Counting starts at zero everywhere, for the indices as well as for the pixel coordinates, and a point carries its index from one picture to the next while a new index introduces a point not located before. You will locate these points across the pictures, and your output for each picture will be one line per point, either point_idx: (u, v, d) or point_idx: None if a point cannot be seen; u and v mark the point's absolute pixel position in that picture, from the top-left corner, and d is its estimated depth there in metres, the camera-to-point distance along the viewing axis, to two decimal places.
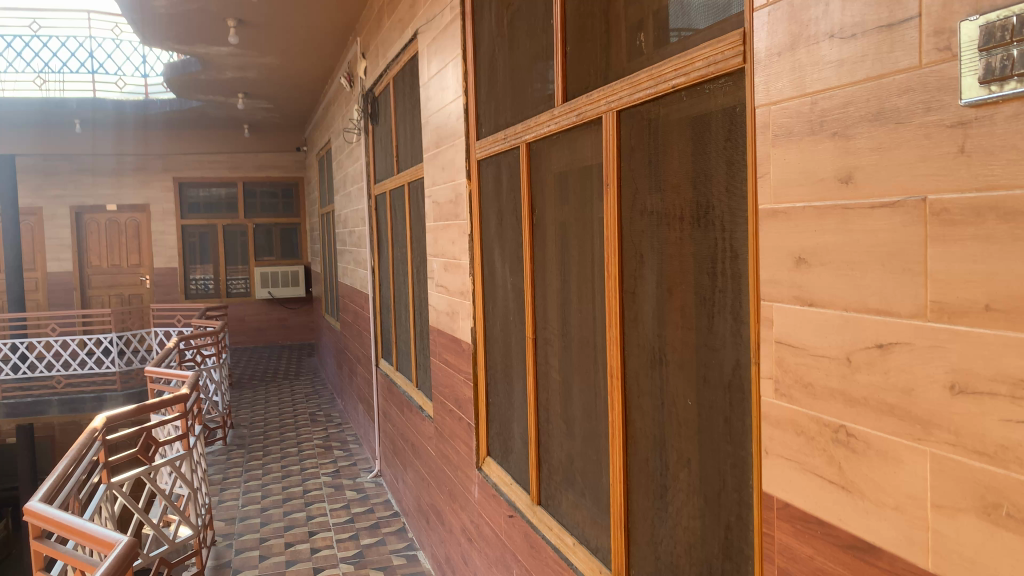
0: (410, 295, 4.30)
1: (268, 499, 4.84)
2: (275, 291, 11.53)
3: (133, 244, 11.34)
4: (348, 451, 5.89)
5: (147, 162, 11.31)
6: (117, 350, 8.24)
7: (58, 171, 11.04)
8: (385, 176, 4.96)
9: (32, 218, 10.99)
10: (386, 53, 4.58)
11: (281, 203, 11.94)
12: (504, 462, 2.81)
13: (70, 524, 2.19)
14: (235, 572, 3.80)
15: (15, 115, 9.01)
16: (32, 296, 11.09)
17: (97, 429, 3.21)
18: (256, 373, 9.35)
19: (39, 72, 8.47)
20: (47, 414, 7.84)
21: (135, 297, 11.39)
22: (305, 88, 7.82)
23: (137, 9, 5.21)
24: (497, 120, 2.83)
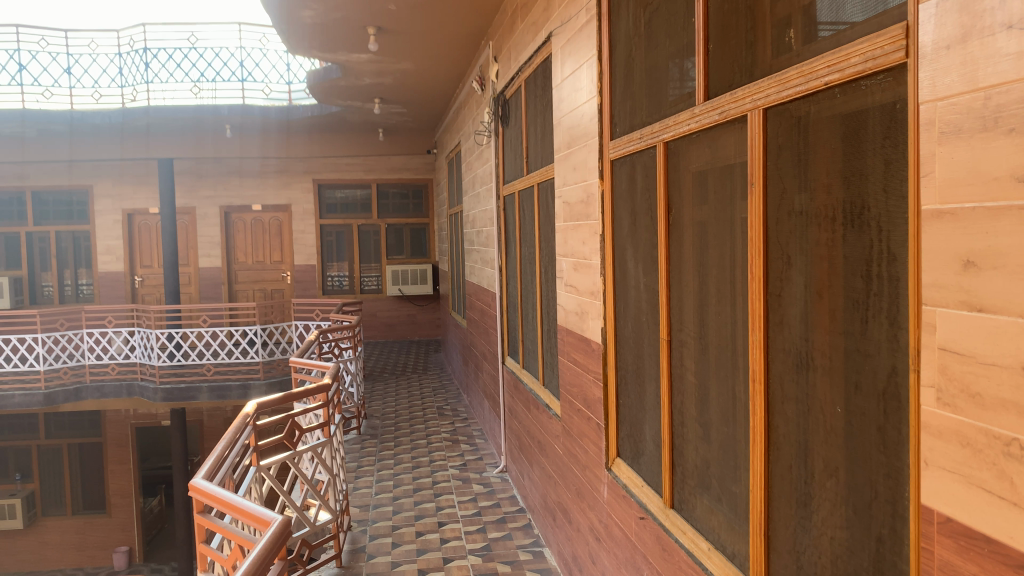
0: (538, 295, 4.36)
1: (399, 488, 5.03)
2: (405, 288, 11.96)
3: (276, 242, 12.00)
4: (475, 445, 6.02)
5: (289, 164, 11.89)
6: (261, 342, 8.76)
7: (209, 173, 11.79)
8: (515, 176, 5.04)
9: (187, 217, 11.80)
10: (519, 57, 4.66)
11: (412, 204, 12.32)
12: (636, 463, 2.81)
13: (229, 502, 2.36)
14: (369, 557, 3.97)
15: (173, 123, 9.65)
16: (186, 290, 11.92)
17: (249, 414, 3.43)
18: (387, 367, 9.71)
19: (196, 82, 9.17)
20: (198, 399, 8.43)
21: (277, 292, 12.06)
22: (436, 92, 8.05)
23: (286, 19, 5.52)
24: (632, 120, 2.82)
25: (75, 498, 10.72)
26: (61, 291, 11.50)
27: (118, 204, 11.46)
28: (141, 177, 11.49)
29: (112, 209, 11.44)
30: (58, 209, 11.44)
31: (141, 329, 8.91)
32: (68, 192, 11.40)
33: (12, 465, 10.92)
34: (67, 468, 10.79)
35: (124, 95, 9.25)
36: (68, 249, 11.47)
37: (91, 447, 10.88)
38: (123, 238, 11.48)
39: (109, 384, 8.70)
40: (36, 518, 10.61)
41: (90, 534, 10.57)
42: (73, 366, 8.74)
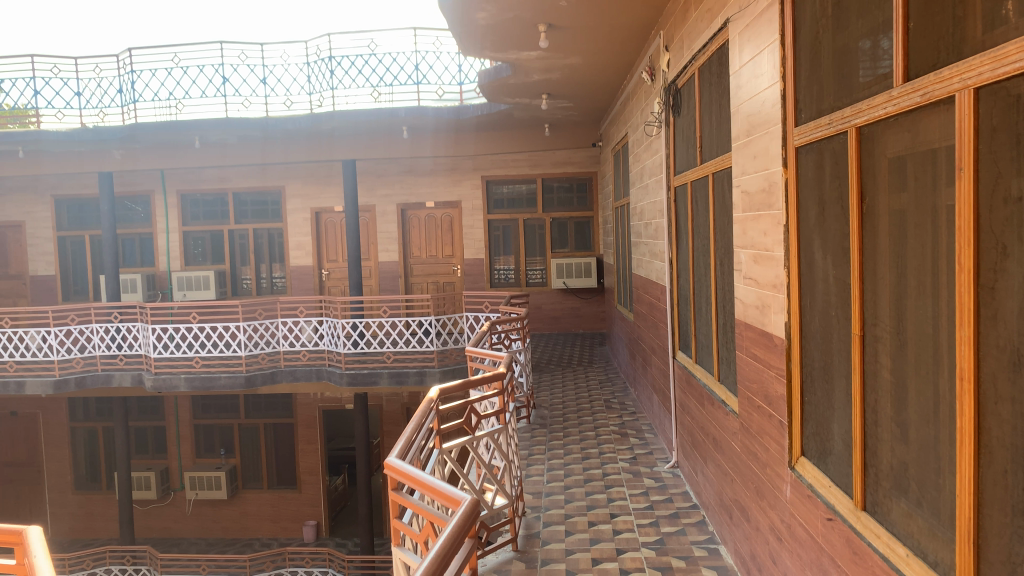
0: (712, 287, 4.27)
1: (570, 478, 5.11)
2: (570, 282, 12.05)
3: (447, 237, 12.47)
4: (644, 439, 6.00)
5: (459, 162, 12.31)
6: (435, 331, 9.19)
7: (387, 172, 12.39)
8: (687, 167, 4.96)
9: (367, 215, 12.51)
10: (692, 45, 4.57)
11: (576, 197, 12.36)
12: (822, 463, 2.71)
13: (422, 481, 2.51)
14: (544, 543, 4.07)
15: (355, 128, 10.20)
16: (367, 283, 12.65)
17: (433, 399, 3.62)
18: (554, 358, 9.85)
19: (375, 86, 9.73)
20: (379, 384, 9.02)
21: (448, 285, 12.54)
22: (603, 85, 8.05)
23: (461, 22, 5.73)
24: (820, 105, 2.70)
25: (270, 473, 11.73)
26: (257, 284, 12.55)
27: (307, 203, 12.36)
28: (326, 178, 12.29)
29: (302, 208, 12.35)
30: (255, 208, 12.51)
31: (328, 318, 9.56)
32: (263, 192, 12.43)
33: (217, 440, 11.91)
34: (263, 445, 11.77)
35: (312, 101, 9.99)
36: (264, 245, 12.50)
37: (283, 427, 11.79)
38: (311, 235, 12.36)
39: (300, 368, 9.46)
40: (238, 490, 11.68)
41: (283, 507, 11.53)
42: (269, 352, 9.52)
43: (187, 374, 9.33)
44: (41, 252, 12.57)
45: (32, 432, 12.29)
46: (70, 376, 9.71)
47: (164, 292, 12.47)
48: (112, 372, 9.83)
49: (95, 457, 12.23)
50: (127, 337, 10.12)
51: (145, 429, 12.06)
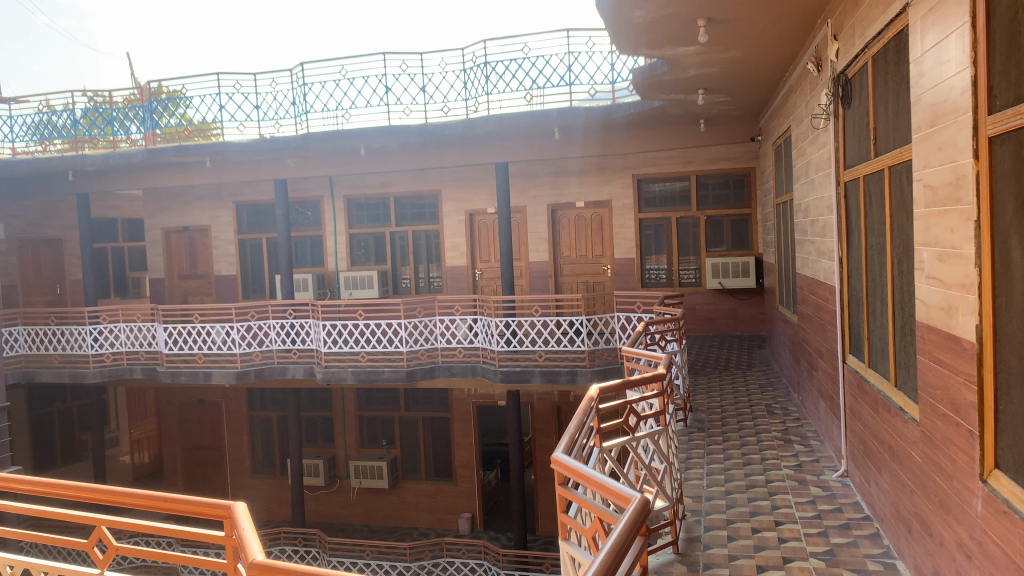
0: (888, 286, 4.04)
1: (731, 483, 4.99)
2: (725, 282, 11.72)
3: (598, 237, 12.46)
4: (810, 447, 5.76)
5: (609, 162, 12.25)
6: (587, 331, 9.22)
7: (538, 173, 12.54)
8: (859, 161, 4.71)
9: (519, 216, 12.74)
10: (865, 31, 4.34)
11: (733, 194, 12.00)
12: (1020, 478, 2.50)
13: (591, 477, 2.55)
14: (706, 547, 4.00)
15: (508, 130, 10.40)
16: (518, 282, 12.86)
17: (593, 398, 3.65)
18: (710, 361, 9.63)
19: (528, 90, 9.88)
20: (531, 382, 9.21)
21: (598, 285, 12.54)
22: (763, 77, 7.77)
23: (618, 21, 5.74)
24: (1018, 91, 2.50)
25: (428, 465, 12.20)
26: (416, 283, 13.09)
27: (462, 205, 12.72)
28: (480, 180, 12.60)
29: (457, 210, 12.73)
30: (414, 211, 13.04)
31: (482, 316, 9.82)
32: (421, 196, 12.94)
33: (379, 432, 12.49)
34: (422, 438, 12.23)
35: (468, 106, 10.28)
36: (422, 247, 13.02)
37: (440, 421, 12.20)
38: (465, 236, 12.73)
39: (457, 364, 9.82)
40: (397, 479, 12.24)
41: (440, 498, 11.99)
42: (428, 348, 9.95)
43: (354, 368, 9.93)
44: (224, 254, 13.69)
45: (216, 419, 13.43)
46: (251, 367, 10.55)
47: (332, 290, 13.27)
48: (287, 364, 10.60)
49: (270, 444, 13.19)
50: (299, 333, 10.85)
51: (314, 420, 12.84)
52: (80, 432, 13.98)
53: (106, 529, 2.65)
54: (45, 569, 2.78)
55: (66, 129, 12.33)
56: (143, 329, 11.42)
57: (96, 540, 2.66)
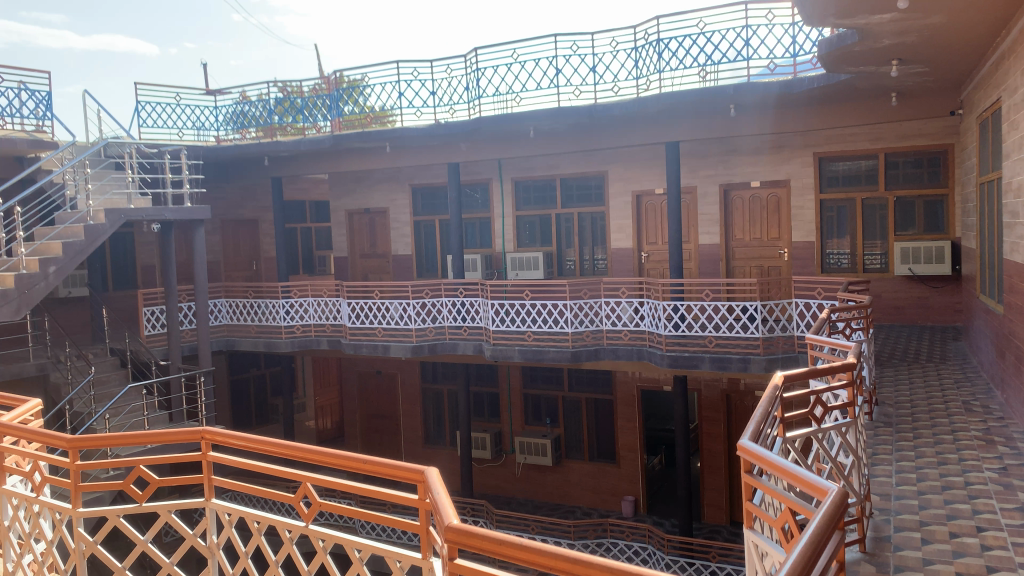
0: None
1: (924, 482, 4.65)
2: (916, 268, 10.92)
3: (774, 219, 11.92)
4: (1016, 448, 5.25)
5: (788, 140, 11.66)
6: (761, 317, 8.87)
7: (710, 153, 12.21)
8: None
9: (689, 196, 12.49)
10: None
11: (927, 172, 11.03)
12: None
13: (782, 466, 2.46)
14: (896, 548, 3.75)
15: (680, 108, 10.17)
16: (688, 265, 12.65)
17: (778, 385, 3.51)
18: (898, 352, 8.97)
19: (703, 66, 9.62)
20: (700, 368, 9.03)
21: (774, 269, 12.02)
22: (969, 44, 7.09)
23: None
24: None
25: (591, 446, 12.25)
26: (582, 265, 13.10)
27: (629, 186, 12.54)
28: (649, 160, 12.36)
29: (624, 191, 12.58)
30: (581, 192, 13.01)
31: (649, 300, 9.67)
32: (588, 177, 12.89)
33: (543, 410, 12.66)
34: (585, 419, 12.28)
35: (639, 86, 10.14)
36: (589, 228, 12.99)
37: (604, 403, 12.19)
38: (632, 218, 12.57)
39: (622, 347, 9.80)
40: (562, 458, 12.39)
41: (604, 479, 12.05)
42: (594, 330, 9.98)
43: (521, 346, 10.18)
44: (400, 234, 14.37)
45: (392, 389, 14.17)
46: (425, 342, 11.11)
47: (499, 271, 13.61)
48: (458, 341, 11.03)
49: (441, 416, 13.76)
50: (469, 311, 11.20)
51: (482, 395, 13.24)
52: (272, 397, 15.17)
53: (310, 485, 2.86)
54: (256, 518, 3.03)
55: (260, 118, 13.37)
56: (329, 303, 12.24)
57: (302, 495, 2.88)
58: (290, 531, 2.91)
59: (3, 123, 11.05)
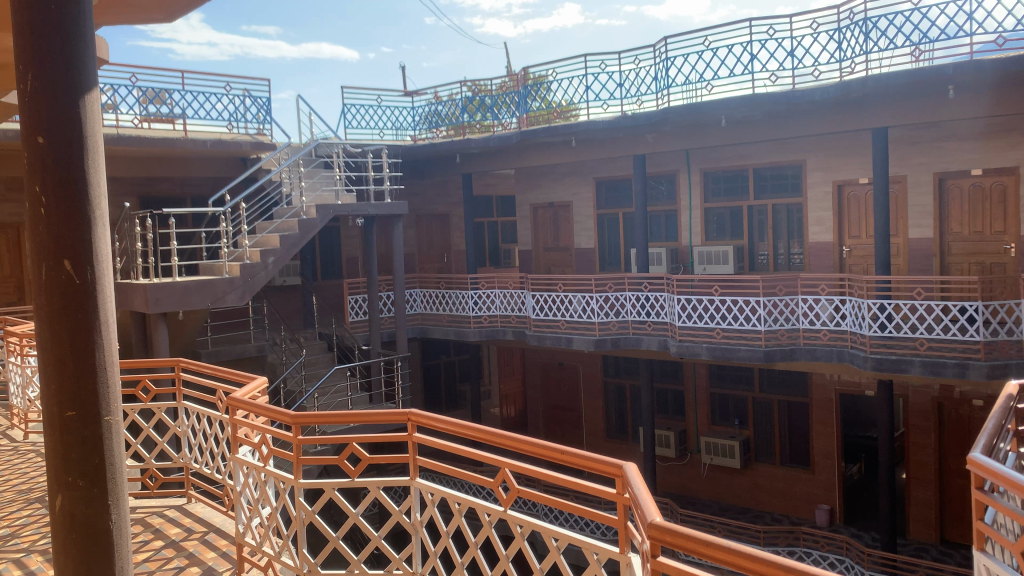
0: None
1: None
2: None
3: (998, 210, 10.70)
4: None
5: (1018, 122, 10.46)
6: (983, 319, 8.04)
7: (924, 138, 11.25)
8: None
9: (898, 185, 11.61)
10: None
11: None
12: None
13: (1020, 483, 2.23)
14: None
15: (890, 90, 9.43)
16: (895, 260, 11.74)
17: (1012, 396, 3.17)
18: None
19: (916, 44, 8.85)
20: (909, 372, 8.36)
21: (996, 266, 10.80)
22: None
23: None
24: None
25: (783, 450, 11.70)
26: (775, 260, 12.47)
27: (829, 175, 11.82)
28: (852, 148, 11.59)
29: (823, 181, 11.87)
30: (775, 182, 12.42)
31: (851, 298, 9.08)
32: (783, 166, 12.28)
33: (731, 410, 12.24)
34: (777, 421, 11.73)
35: (842, 69, 9.50)
36: (783, 221, 12.38)
37: (798, 406, 11.57)
38: (833, 209, 11.81)
39: (820, 347, 9.26)
40: (751, 461, 11.94)
41: (796, 485, 11.50)
42: (789, 328, 9.53)
43: (709, 344, 9.88)
44: (585, 228, 14.41)
45: (575, 381, 14.27)
46: (609, 336, 11.11)
47: (686, 265, 13.33)
48: (642, 336, 10.92)
49: (623, 411, 13.67)
50: (655, 306, 11.02)
51: (667, 391, 13.02)
52: (461, 383, 15.75)
53: (508, 472, 2.93)
54: (457, 499, 3.16)
55: (452, 116, 13.97)
56: (514, 295, 12.53)
57: (500, 481, 2.96)
58: (489, 515, 3.01)
59: (231, 127, 12.25)
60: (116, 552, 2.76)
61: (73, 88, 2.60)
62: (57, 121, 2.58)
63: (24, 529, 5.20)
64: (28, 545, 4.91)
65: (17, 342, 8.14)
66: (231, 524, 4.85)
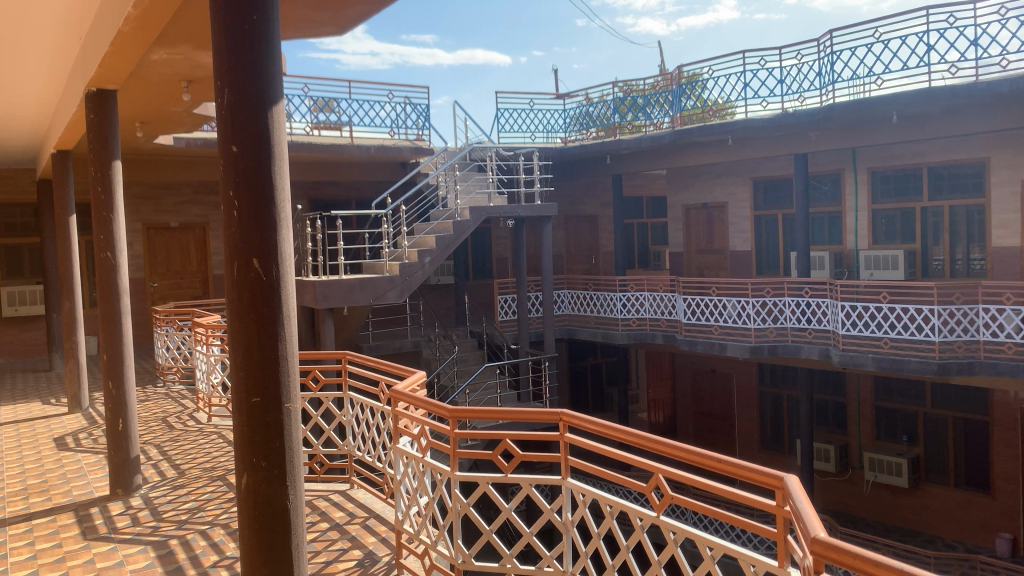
0: None
1: None
2: None
3: None
4: None
5: None
6: None
7: None
8: None
9: None
10: None
11: None
12: None
13: None
14: None
15: None
16: None
17: None
18: None
19: None
20: None
21: None
22: None
23: None
24: None
25: (958, 471, 10.82)
26: (952, 265, 11.54)
27: (1017, 173, 10.80)
28: None
29: (1010, 179, 10.86)
30: (952, 181, 11.50)
31: None
32: (963, 164, 11.35)
33: (899, 426, 11.48)
34: (951, 440, 10.86)
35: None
36: (962, 223, 11.43)
37: (978, 424, 10.65)
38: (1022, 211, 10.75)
39: (1004, 362, 8.51)
40: (920, 481, 11.15)
41: (973, 510, 10.60)
42: (967, 341, 8.82)
43: (875, 354, 9.31)
44: (740, 230, 13.96)
45: (727, 389, 13.86)
46: (765, 343, 10.73)
47: (850, 270, 12.66)
48: (802, 344, 10.44)
49: (779, 420, 13.12)
50: (815, 313, 10.51)
51: (827, 403, 12.43)
52: (609, 386, 15.69)
53: (661, 477, 2.91)
54: (608, 502, 3.17)
55: (603, 117, 13.94)
56: (665, 299, 12.33)
57: (653, 486, 2.94)
58: (641, 519, 2.99)
59: (392, 133, 12.84)
60: (292, 527, 2.97)
61: (262, 99, 2.83)
62: (248, 132, 2.82)
63: (208, 503, 5.70)
64: (212, 518, 5.38)
65: (204, 333, 8.94)
66: (390, 512, 5.09)
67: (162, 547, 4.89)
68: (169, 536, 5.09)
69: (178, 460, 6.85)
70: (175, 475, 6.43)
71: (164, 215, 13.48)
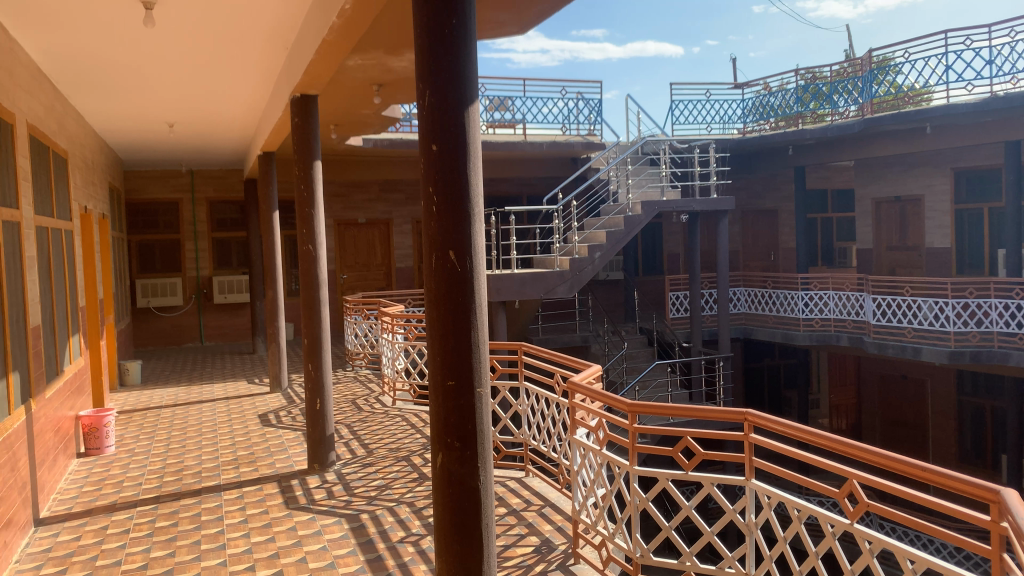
0: None
1: None
2: None
3: None
4: None
5: None
6: None
7: None
8: None
9: None
10: None
11: None
12: None
13: None
14: None
15: None
16: None
17: None
18: None
19: None
20: None
21: None
22: None
23: None
24: None
25: None
26: None
27: None
28: None
29: None
30: None
31: None
32: None
33: None
34: None
35: None
36: None
37: None
38: None
39: None
40: None
41: None
42: None
43: None
44: (939, 225, 12.91)
45: (921, 398, 12.88)
46: (967, 348, 9.87)
47: None
48: (1011, 350, 9.53)
49: (981, 433, 12.03)
50: None
51: None
52: (787, 389, 15.02)
53: (855, 483, 2.77)
54: (796, 505, 3.06)
55: (784, 107, 13.34)
56: (851, 298, 11.65)
57: (846, 492, 2.81)
58: (833, 525, 2.87)
59: (565, 129, 12.98)
60: (483, 505, 3.11)
61: (459, 98, 2.97)
62: (446, 129, 2.97)
63: (394, 482, 6.06)
64: (398, 495, 5.71)
65: (389, 322, 9.49)
66: (566, 502, 5.18)
67: (354, 520, 5.26)
68: (360, 510, 5.47)
69: (366, 440, 7.33)
70: (364, 453, 6.88)
71: (352, 212, 14.41)
